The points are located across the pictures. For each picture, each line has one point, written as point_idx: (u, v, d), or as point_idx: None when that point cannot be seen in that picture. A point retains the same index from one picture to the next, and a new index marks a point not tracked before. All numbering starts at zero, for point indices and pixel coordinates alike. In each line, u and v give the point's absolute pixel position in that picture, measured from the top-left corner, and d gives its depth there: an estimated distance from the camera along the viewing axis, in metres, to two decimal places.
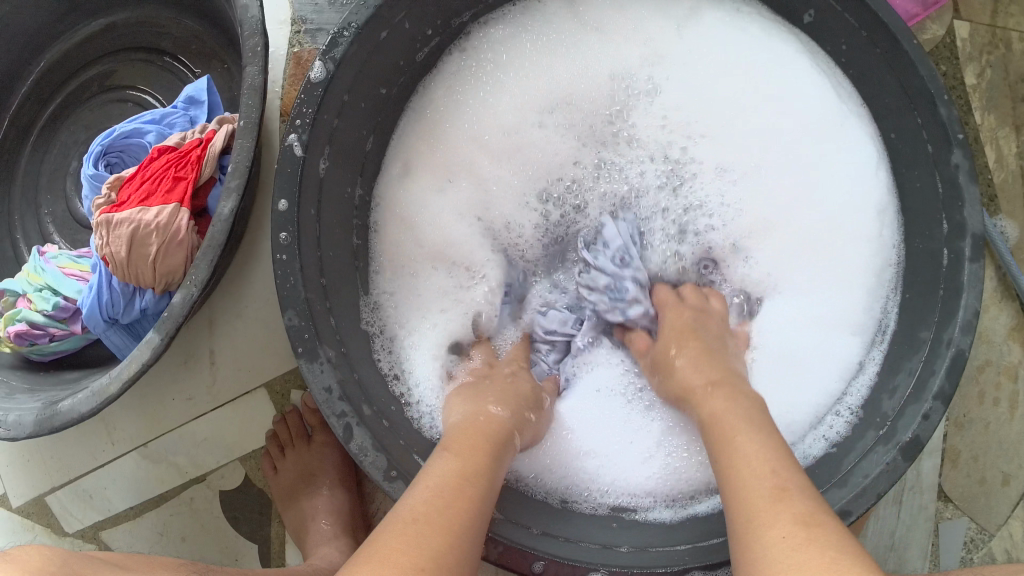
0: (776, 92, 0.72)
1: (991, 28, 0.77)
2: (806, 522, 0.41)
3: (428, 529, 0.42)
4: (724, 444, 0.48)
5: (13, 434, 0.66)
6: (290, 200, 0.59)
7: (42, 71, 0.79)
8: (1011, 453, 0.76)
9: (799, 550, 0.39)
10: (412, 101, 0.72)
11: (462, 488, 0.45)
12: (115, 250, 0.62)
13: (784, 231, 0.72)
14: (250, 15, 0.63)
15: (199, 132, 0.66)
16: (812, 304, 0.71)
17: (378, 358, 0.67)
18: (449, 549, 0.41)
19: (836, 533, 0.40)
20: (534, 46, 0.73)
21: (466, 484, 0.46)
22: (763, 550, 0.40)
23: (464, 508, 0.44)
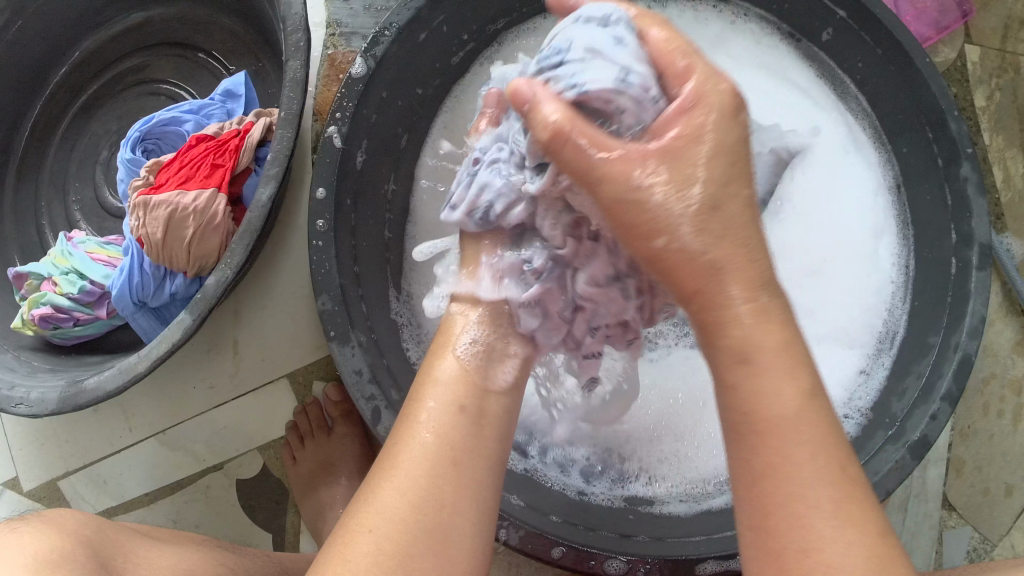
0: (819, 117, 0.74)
1: (999, 54, 0.80)
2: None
3: (395, 496, 0.41)
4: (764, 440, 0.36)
5: (35, 411, 0.66)
6: (328, 188, 0.60)
7: (75, 62, 0.80)
8: (1013, 464, 0.78)
9: None
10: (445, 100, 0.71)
11: (440, 440, 0.43)
12: (151, 231, 0.63)
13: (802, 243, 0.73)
14: (293, 12, 0.65)
15: (237, 123, 0.68)
16: (813, 321, 0.72)
17: (408, 348, 0.66)
18: (414, 515, 0.40)
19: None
20: None
21: (445, 434, 0.44)
22: None
23: (438, 460, 0.42)
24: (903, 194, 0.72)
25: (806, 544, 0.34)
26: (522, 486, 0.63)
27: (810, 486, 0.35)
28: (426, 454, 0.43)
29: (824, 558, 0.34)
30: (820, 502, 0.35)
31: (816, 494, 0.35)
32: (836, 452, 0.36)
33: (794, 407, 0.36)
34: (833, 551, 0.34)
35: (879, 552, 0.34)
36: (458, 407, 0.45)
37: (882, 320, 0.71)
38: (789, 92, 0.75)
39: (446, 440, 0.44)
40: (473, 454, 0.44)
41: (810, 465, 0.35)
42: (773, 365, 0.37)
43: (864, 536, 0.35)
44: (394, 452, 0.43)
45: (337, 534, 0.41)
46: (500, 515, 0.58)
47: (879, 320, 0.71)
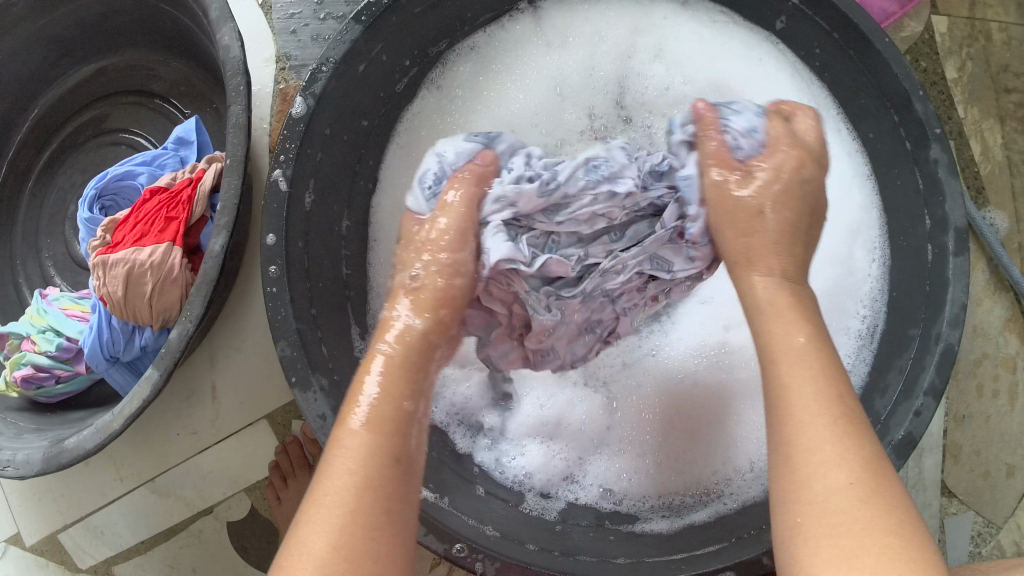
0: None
1: (968, 22, 0.78)
2: (873, 471, 0.37)
3: (332, 555, 0.38)
4: (771, 365, 0.43)
5: (21, 473, 0.66)
6: (278, 234, 0.60)
7: (35, 120, 0.81)
8: (1012, 444, 0.76)
9: (869, 504, 0.36)
10: (396, 126, 0.72)
11: (370, 482, 0.40)
12: (111, 289, 0.63)
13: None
14: (232, 56, 0.64)
15: (189, 171, 0.68)
16: None
17: None
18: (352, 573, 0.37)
19: (893, 483, 0.38)
20: (500, 63, 0.74)
21: (377, 473, 0.41)
22: (825, 496, 0.37)
23: (369, 504, 0.40)
24: (874, 185, 0.69)
25: (797, 455, 0.39)
26: (496, 513, 0.62)
27: (799, 400, 0.40)
28: (359, 499, 0.40)
29: (813, 464, 0.38)
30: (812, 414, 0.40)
31: (812, 408, 0.40)
32: (836, 382, 0.41)
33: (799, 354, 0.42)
34: (822, 460, 0.38)
35: (876, 463, 0.38)
36: (390, 441, 0.43)
37: (859, 320, 0.69)
38: (752, 88, 0.72)
39: (374, 488, 0.40)
40: (406, 496, 0.42)
41: (814, 388, 0.40)
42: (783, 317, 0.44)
43: (857, 446, 0.38)
44: (319, 486, 0.40)
45: None
46: (474, 548, 0.56)
47: (856, 321, 0.69)
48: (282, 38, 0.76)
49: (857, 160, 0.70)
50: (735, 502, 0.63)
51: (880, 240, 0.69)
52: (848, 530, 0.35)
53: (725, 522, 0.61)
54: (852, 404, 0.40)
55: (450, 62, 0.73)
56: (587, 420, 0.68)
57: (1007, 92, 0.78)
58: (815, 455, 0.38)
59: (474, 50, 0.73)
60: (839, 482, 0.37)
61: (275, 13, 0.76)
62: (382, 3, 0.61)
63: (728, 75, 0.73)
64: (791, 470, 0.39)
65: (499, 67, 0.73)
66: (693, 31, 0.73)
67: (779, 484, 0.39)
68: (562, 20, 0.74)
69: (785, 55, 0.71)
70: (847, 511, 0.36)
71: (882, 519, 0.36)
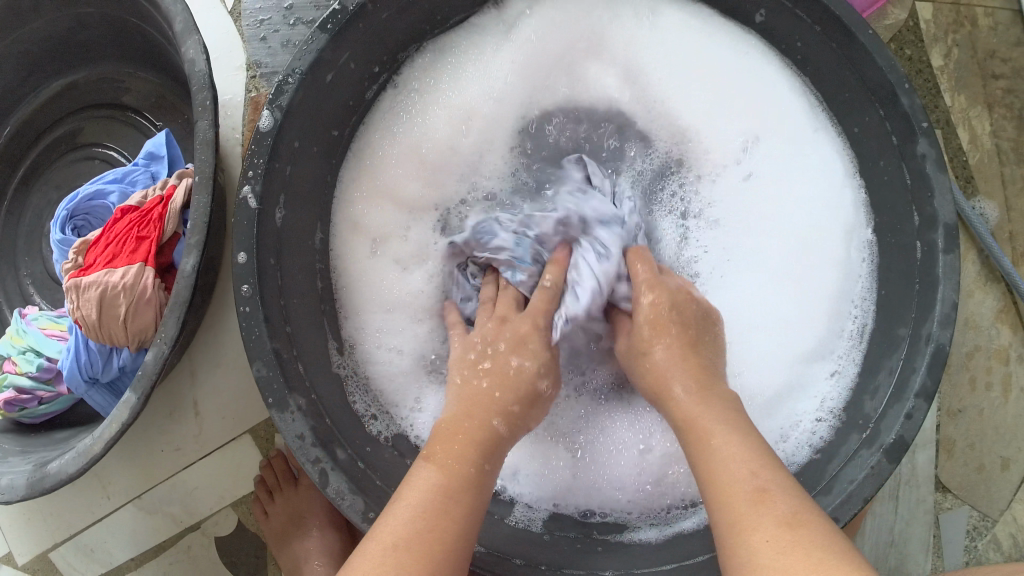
0: (774, 116, 0.70)
1: (953, 7, 0.76)
2: (793, 522, 0.40)
3: (400, 555, 0.42)
4: (706, 448, 0.46)
5: (5, 498, 0.64)
6: (249, 252, 0.58)
7: (9, 136, 0.80)
8: (1006, 436, 0.75)
9: (785, 552, 0.39)
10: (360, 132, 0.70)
11: (446, 513, 0.45)
12: (85, 313, 0.62)
13: (763, 254, 0.70)
14: (198, 68, 0.62)
15: (160, 188, 0.66)
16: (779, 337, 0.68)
17: (353, 400, 0.66)
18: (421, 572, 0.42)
19: (819, 528, 0.41)
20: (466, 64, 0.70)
21: (448, 504, 0.46)
22: (750, 553, 0.40)
23: (445, 537, 0.44)
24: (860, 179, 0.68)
25: (731, 524, 0.42)
26: (482, 527, 0.60)
27: (727, 471, 0.44)
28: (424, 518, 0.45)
29: (745, 531, 0.41)
30: (739, 489, 0.43)
31: (736, 482, 0.43)
32: (757, 459, 0.45)
33: (722, 444, 0.46)
34: (753, 525, 0.41)
35: (793, 518, 0.41)
36: (463, 490, 0.47)
37: (850, 321, 0.67)
38: (733, 84, 0.70)
39: (445, 520, 0.45)
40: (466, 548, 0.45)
41: (739, 473, 0.43)
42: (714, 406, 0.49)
43: (773, 510, 0.41)
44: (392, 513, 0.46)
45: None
46: None
47: (851, 323, 0.67)
48: (252, 45, 0.74)
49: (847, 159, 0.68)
50: None
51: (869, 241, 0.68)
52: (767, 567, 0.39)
53: (714, 530, 0.60)
54: (770, 477, 0.44)
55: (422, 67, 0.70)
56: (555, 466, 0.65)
57: (995, 78, 0.76)
58: (744, 519, 0.41)
59: (443, 51, 0.70)
60: (760, 541, 0.40)
61: (243, 19, 0.75)
62: (348, 9, 0.60)
63: (717, 74, 0.70)
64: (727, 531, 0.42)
65: (471, 64, 0.70)
66: (674, 22, 0.70)
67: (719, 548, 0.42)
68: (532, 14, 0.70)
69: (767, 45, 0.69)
70: (768, 562, 0.39)
71: (802, 562, 0.38)
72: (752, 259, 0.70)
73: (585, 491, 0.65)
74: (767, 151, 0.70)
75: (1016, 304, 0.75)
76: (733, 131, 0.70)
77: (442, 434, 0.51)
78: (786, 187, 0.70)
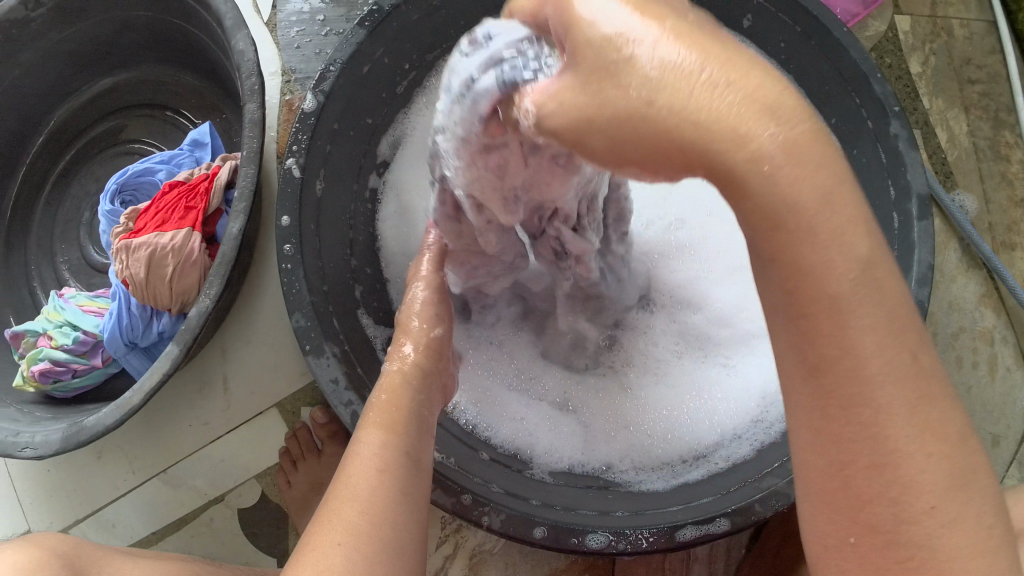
0: None
1: (930, 20, 0.84)
2: (956, 481, 0.30)
3: (357, 514, 0.43)
4: (837, 367, 0.29)
5: (39, 453, 0.67)
6: (292, 216, 0.62)
7: (51, 131, 0.84)
8: (995, 414, 0.79)
9: (949, 530, 0.30)
10: (398, 135, 0.75)
11: (384, 466, 0.46)
12: (134, 272, 0.65)
13: (731, 234, 0.76)
14: (247, 59, 0.66)
15: (205, 168, 0.70)
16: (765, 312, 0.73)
17: (371, 333, 0.69)
18: (372, 523, 0.43)
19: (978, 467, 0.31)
20: None
21: (386, 458, 0.47)
22: (897, 524, 0.30)
23: (391, 485, 0.45)
24: None
25: (880, 459, 0.30)
26: (500, 474, 0.64)
27: (882, 391, 0.29)
28: (368, 473, 0.45)
29: (907, 477, 0.30)
30: (898, 408, 0.29)
31: (889, 398, 0.29)
32: (907, 333, 0.29)
33: (853, 276, 0.28)
34: (912, 468, 0.30)
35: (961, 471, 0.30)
36: (399, 440, 0.49)
37: None
38: None
39: (392, 472, 0.46)
40: (417, 488, 0.47)
41: (880, 297, 0.28)
42: (815, 232, 0.27)
43: (948, 442, 0.30)
44: (345, 478, 0.46)
45: (301, 550, 0.43)
46: (482, 502, 0.59)
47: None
48: (287, 53, 0.80)
49: None
50: (728, 462, 0.65)
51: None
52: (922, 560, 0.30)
53: (717, 478, 0.63)
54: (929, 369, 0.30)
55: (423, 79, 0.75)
56: (547, 421, 0.70)
57: (970, 83, 0.83)
58: (882, 475, 0.30)
59: None
60: (921, 503, 0.30)
61: (278, 30, 0.81)
62: (384, 9, 0.65)
63: None
64: (842, 483, 0.31)
65: None
66: None
67: (822, 488, 0.32)
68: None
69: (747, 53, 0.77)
70: (928, 539, 0.30)
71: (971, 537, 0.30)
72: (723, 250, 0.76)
73: (584, 452, 0.68)
74: None
75: (997, 289, 0.81)
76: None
77: (384, 385, 0.54)
78: None
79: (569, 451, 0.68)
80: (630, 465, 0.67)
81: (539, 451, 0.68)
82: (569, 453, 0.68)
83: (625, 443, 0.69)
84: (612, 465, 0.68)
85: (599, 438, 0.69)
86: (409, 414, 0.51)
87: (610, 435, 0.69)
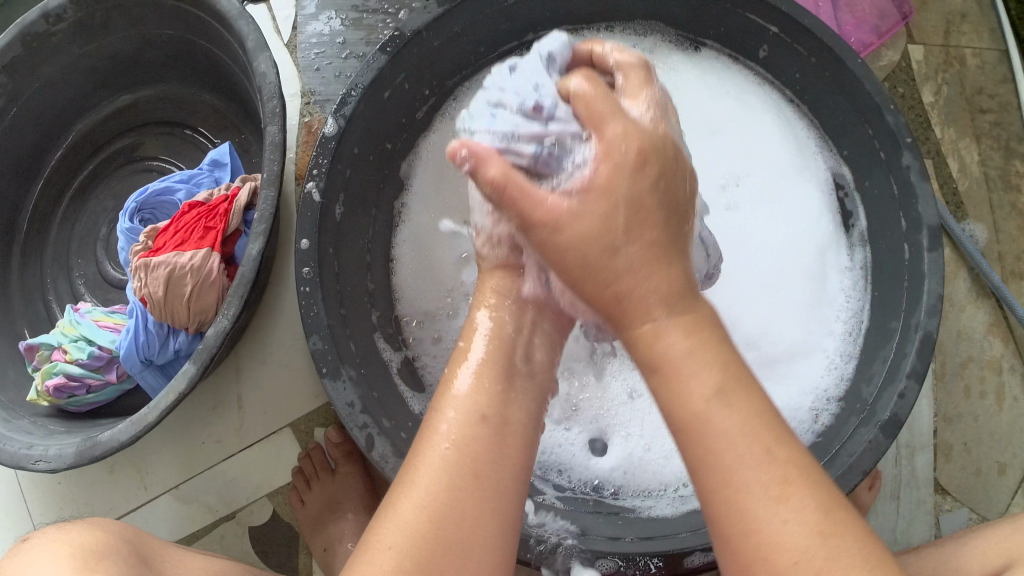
0: (759, 139, 0.78)
1: (943, 50, 0.84)
2: (823, 540, 0.36)
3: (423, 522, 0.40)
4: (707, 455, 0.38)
5: (53, 466, 0.67)
6: (312, 239, 0.63)
7: (70, 145, 0.85)
8: (1002, 442, 0.80)
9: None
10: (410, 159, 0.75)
11: (457, 456, 0.42)
12: (153, 290, 0.66)
13: (750, 269, 0.76)
14: (268, 82, 0.67)
15: (224, 189, 0.71)
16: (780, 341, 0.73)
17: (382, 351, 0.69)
18: (433, 533, 0.40)
19: (860, 543, 0.36)
20: None
21: (462, 447, 0.43)
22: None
23: (463, 477, 0.42)
24: (849, 201, 0.74)
25: (744, 528, 0.37)
26: None
27: (744, 475, 0.37)
28: (441, 463, 0.42)
29: (766, 545, 0.36)
30: (760, 487, 0.37)
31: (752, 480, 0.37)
32: (763, 433, 0.38)
33: (713, 400, 0.39)
34: (769, 531, 0.36)
35: (824, 524, 0.36)
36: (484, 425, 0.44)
37: (842, 323, 0.72)
38: (728, 117, 0.78)
39: (463, 458, 0.42)
40: (500, 480, 0.42)
41: (726, 417, 0.38)
42: (692, 367, 0.40)
43: (811, 514, 0.36)
44: (415, 469, 0.42)
45: (360, 551, 0.41)
46: None
47: (838, 323, 0.73)
48: (307, 75, 0.81)
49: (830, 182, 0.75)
50: None
51: (861, 240, 0.74)
52: None
53: None
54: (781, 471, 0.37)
55: (454, 53, 0.71)
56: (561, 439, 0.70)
57: (981, 112, 0.84)
58: (749, 537, 0.36)
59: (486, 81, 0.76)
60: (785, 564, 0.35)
61: (298, 51, 0.81)
62: (405, 35, 0.66)
63: (709, 103, 0.79)
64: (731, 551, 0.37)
65: None
66: (692, 74, 0.79)
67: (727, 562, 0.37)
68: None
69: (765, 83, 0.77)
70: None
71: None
72: (742, 277, 0.76)
73: (594, 473, 0.69)
74: (750, 177, 0.78)
75: (1006, 319, 0.81)
76: (726, 165, 0.78)
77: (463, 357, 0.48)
78: (778, 208, 0.77)
79: (580, 472, 0.69)
80: (638, 489, 0.68)
81: (552, 470, 0.69)
82: (579, 472, 0.69)
83: (639, 464, 0.68)
84: (623, 485, 0.68)
85: (614, 456, 0.69)
86: (493, 392, 0.46)
87: (625, 454, 0.69)
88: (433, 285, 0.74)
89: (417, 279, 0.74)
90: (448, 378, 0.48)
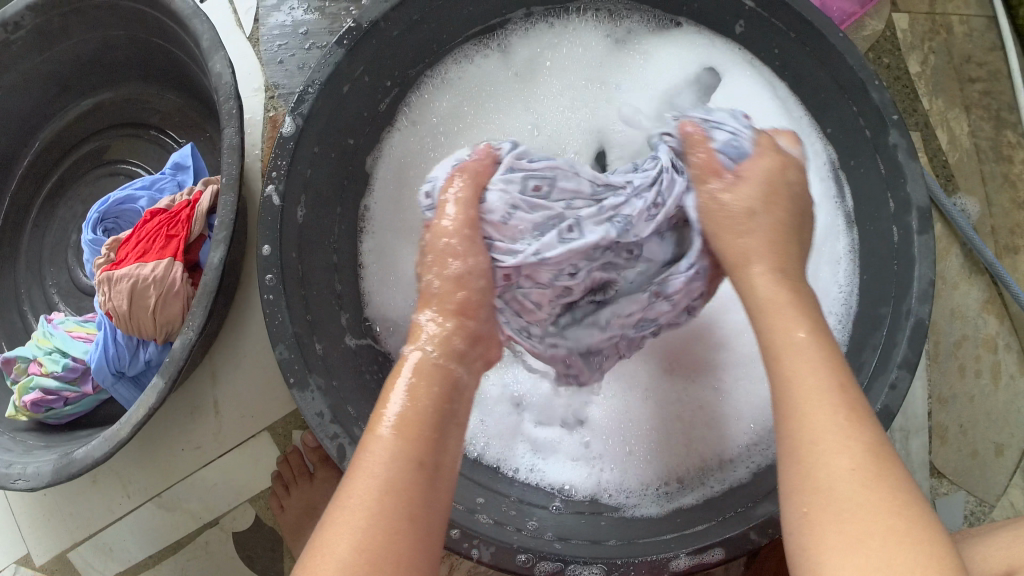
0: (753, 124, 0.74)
1: (929, 17, 0.81)
2: (875, 455, 0.37)
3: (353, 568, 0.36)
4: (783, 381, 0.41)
5: (31, 485, 0.66)
6: (272, 245, 0.62)
7: (37, 152, 0.84)
8: (999, 423, 0.78)
9: (869, 489, 0.36)
10: (372, 161, 0.73)
11: (391, 492, 0.39)
12: (117, 304, 0.65)
13: None
14: (224, 82, 0.65)
15: (187, 193, 0.69)
16: None
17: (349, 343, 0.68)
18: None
19: (898, 467, 0.38)
20: (473, 102, 0.77)
21: (397, 485, 0.39)
22: (829, 485, 0.37)
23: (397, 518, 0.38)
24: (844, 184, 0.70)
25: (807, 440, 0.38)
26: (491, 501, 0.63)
27: (812, 401, 0.40)
28: (367, 505, 0.38)
29: (822, 450, 0.38)
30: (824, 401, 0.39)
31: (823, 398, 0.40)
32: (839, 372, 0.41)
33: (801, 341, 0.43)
34: (832, 434, 0.38)
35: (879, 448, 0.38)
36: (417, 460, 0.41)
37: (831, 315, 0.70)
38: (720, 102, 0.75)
39: (397, 493, 0.39)
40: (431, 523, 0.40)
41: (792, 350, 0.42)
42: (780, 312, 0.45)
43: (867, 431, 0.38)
44: (341, 508, 0.39)
45: None
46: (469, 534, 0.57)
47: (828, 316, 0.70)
48: (270, 69, 0.79)
49: (828, 165, 0.71)
50: (723, 485, 0.64)
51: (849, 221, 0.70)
52: (853, 518, 0.35)
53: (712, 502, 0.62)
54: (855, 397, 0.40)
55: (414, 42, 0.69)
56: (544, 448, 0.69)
57: (970, 81, 0.81)
58: (817, 445, 0.38)
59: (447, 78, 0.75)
60: (845, 467, 0.37)
61: (261, 44, 0.79)
62: (363, 26, 0.64)
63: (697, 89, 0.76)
64: (796, 469, 0.38)
65: (473, 98, 0.76)
66: (675, 57, 0.76)
67: (787, 484, 0.39)
68: (531, 47, 0.77)
69: (749, 61, 0.74)
70: (839, 498, 0.36)
71: (887, 504, 0.35)
72: None
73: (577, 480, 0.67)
74: None
75: (1001, 295, 0.79)
76: None
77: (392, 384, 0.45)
78: None
79: (563, 479, 0.67)
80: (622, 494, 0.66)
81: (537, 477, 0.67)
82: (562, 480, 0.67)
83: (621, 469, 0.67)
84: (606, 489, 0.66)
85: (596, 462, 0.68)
86: (425, 431, 0.42)
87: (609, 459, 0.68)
88: (403, 286, 0.73)
89: (384, 278, 0.73)
90: (376, 413, 0.43)
